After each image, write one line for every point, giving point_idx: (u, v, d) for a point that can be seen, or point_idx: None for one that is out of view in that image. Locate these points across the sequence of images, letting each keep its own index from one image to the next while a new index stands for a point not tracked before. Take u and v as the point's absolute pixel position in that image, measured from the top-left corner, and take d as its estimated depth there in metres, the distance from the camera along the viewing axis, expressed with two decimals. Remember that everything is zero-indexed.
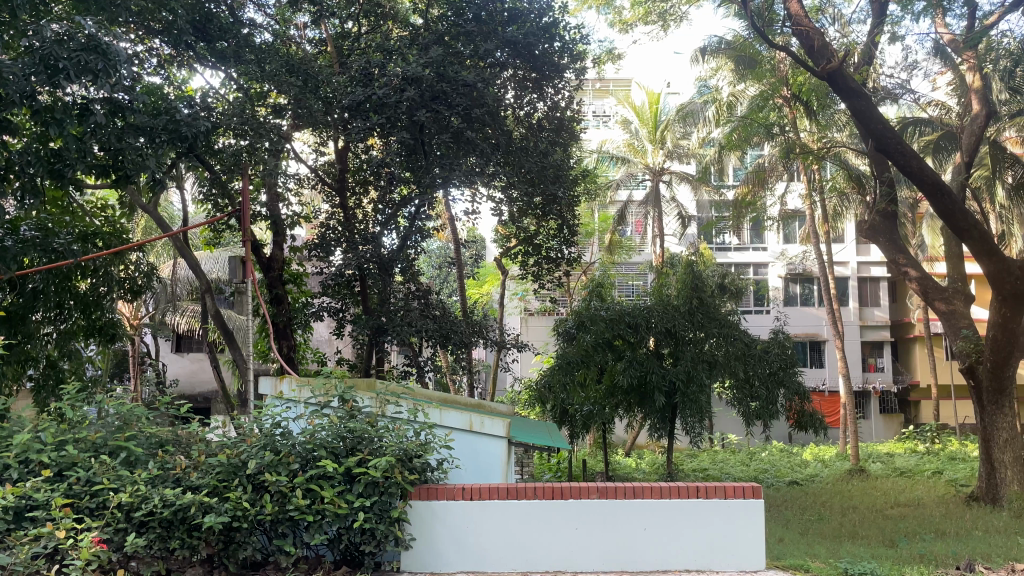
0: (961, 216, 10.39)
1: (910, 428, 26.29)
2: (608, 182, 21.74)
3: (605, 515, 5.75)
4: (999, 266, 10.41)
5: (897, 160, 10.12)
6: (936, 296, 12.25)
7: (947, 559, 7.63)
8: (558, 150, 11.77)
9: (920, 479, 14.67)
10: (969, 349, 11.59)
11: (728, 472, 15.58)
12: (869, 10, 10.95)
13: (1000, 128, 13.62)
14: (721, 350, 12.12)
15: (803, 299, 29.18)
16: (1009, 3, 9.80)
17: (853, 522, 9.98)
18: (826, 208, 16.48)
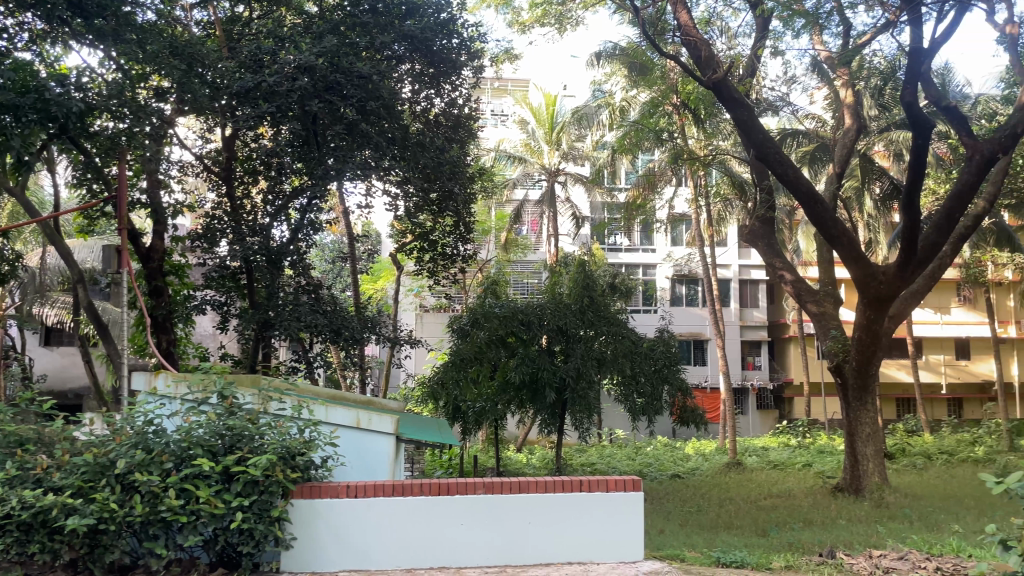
0: (832, 224, 10.98)
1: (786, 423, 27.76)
2: (504, 181, 21.89)
3: (491, 510, 5.80)
4: (865, 271, 11.00)
5: (775, 169, 10.61)
6: (809, 299, 12.98)
7: (813, 546, 8.09)
8: (454, 147, 11.78)
9: (792, 472, 15.53)
10: (836, 349, 12.34)
11: (614, 466, 16.03)
12: (753, 24, 11.45)
13: (869, 142, 14.56)
14: (609, 347, 12.46)
15: (689, 299, 30.41)
16: (879, 25, 10.46)
17: (730, 513, 10.45)
18: (711, 212, 17.16)
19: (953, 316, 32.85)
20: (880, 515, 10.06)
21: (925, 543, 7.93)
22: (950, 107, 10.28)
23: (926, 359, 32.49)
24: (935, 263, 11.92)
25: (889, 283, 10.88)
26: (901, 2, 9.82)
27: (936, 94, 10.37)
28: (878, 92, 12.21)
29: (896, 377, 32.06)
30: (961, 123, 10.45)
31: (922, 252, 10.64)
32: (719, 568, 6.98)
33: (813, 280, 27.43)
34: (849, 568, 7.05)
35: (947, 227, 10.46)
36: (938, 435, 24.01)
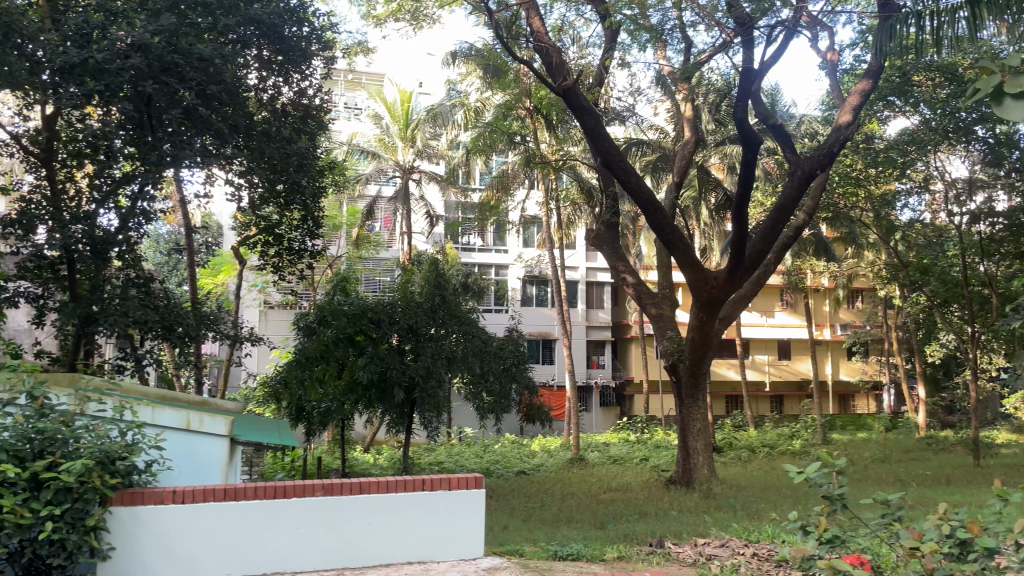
0: (670, 229, 11.55)
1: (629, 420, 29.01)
2: (357, 175, 21.51)
3: (329, 512, 5.68)
4: (699, 275, 11.69)
5: (619, 176, 11.04)
6: (648, 302, 13.60)
7: (646, 537, 8.50)
8: (303, 138, 11.46)
9: (631, 466, 16.28)
10: (672, 349, 13.03)
11: (462, 464, 16.14)
12: (603, 35, 11.86)
13: (706, 154, 15.50)
14: (460, 346, 12.50)
15: (539, 300, 31.16)
16: (717, 45, 11.11)
17: (571, 507, 10.76)
18: (561, 216, 17.65)
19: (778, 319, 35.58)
20: (707, 505, 10.69)
21: (745, 531, 8.51)
22: (776, 126, 11.09)
23: (754, 359, 34.93)
24: (760, 270, 12.82)
25: (720, 287, 11.58)
26: (735, 25, 10.45)
27: (764, 112, 11.12)
28: (714, 107, 12.99)
29: (727, 375, 34.29)
30: (786, 140, 11.28)
31: (749, 259, 11.40)
32: (555, 561, 7.19)
33: (654, 283, 28.83)
34: (676, 557, 7.45)
35: (772, 237, 11.25)
36: (762, 429, 25.92)
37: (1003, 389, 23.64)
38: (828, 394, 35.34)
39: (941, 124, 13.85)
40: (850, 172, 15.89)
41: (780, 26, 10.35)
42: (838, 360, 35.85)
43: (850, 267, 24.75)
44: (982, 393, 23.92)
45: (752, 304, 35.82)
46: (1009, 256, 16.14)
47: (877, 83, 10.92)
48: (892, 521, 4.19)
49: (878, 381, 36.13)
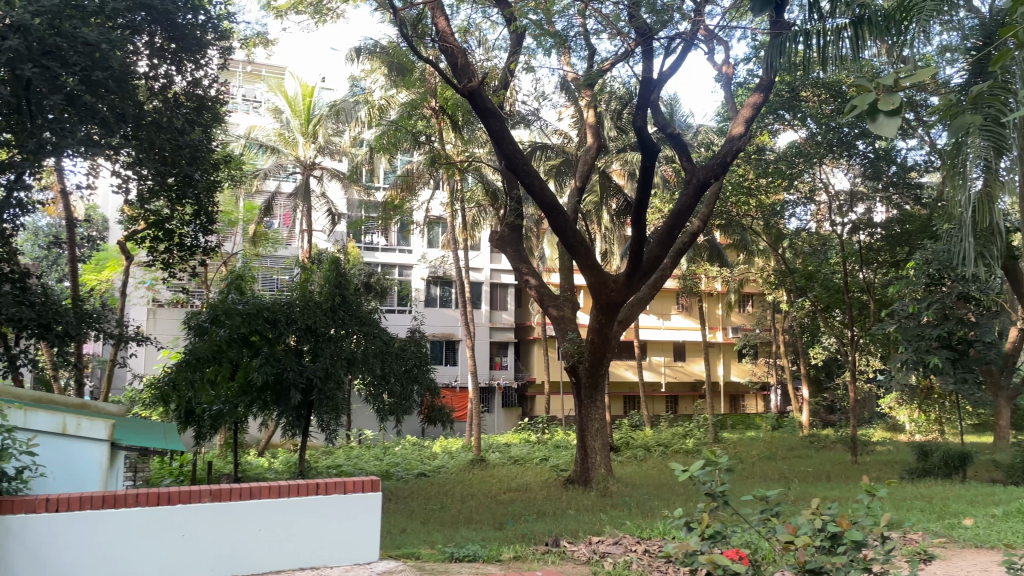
0: (572, 233, 11.70)
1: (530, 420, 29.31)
2: (255, 170, 20.89)
3: (218, 519, 5.49)
4: (599, 278, 11.90)
5: (523, 179, 11.12)
6: (550, 304, 13.79)
7: (543, 536, 8.61)
8: (197, 130, 11.03)
9: (531, 466, 16.46)
10: (572, 350, 13.22)
11: (361, 467, 15.90)
12: (508, 39, 11.92)
13: (608, 160, 15.82)
14: (361, 346, 12.40)
15: (443, 301, 31.09)
16: (619, 53, 11.35)
17: (470, 509, 10.77)
18: (466, 217, 17.64)
19: (675, 322, 36.73)
20: (603, 504, 10.92)
21: (638, 528, 8.74)
22: (674, 134, 11.41)
23: (651, 360, 35.95)
24: (658, 273, 13.17)
25: (619, 291, 11.85)
26: (636, 35, 10.70)
27: (663, 122, 11.45)
28: (617, 115, 13.25)
29: (626, 376, 35.12)
30: (683, 150, 11.63)
31: (647, 263, 11.68)
32: (451, 563, 7.19)
33: (556, 286, 29.29)
34: (571, 555, 7.58)
35: (668, 242, 11.59)
36: (659, 429, 26.67)
37: (878, 390, 25.13)
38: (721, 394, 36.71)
39: (826, 137, 14.59)
40: (743, 182, 16.64)
41: (679, 37, 10.64)
42: (730, 362, 37.29)
43: (741, 273, 25.79)
44: (860, 394, 25.40)
45: (650, 306, 36.80)
46: (885, 265, 17.19)
47: (768, 97, 11.40)
48: (770, 516, 4.38)
49: (766, 382, 37.78)
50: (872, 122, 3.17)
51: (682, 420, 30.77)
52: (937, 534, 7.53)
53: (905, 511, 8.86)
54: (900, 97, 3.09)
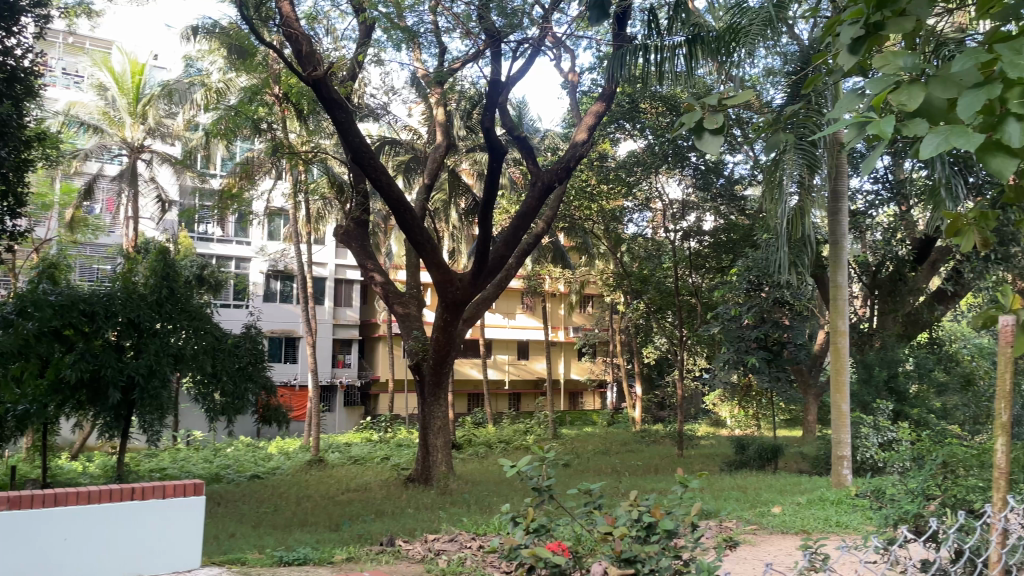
0: (419, 230, 11.61)
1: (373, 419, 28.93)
2: (74, 150, 19.31)
3: (17, 527, 5.02)
4: (444, 277, 11.87)
5: (369, 173, 10.91)
6: (395, 301, 13.68)
7: (378, 536, 8.50)
8: (6, 103, 10.02)
9: (371, 466, 16.24)
10: (416, 348, 13.12)
11: (188, 470, 15.04)
12: (357, 30, 11.70)
13: (456, 159, 15.88)
14: (189, 343, 11.79)
15: (283, 296, 30.10)
16: (469, 54, 11.40)
17: (306, 510, 10.47)
18: (309, 210, 17.13)
19: (518, 321, 37.47)
20: (442, 501, 10.95)
21: (473, 524, 8.84)
22: (521, 137, 11.59)
23: (495, 358, 36.48)
24: (503, 273, 13.33)
25: (464, 289, 11.88)
26: (486, 37, 10.80)
27: (510, 124, 11.60)
28: (466, 116, 13.33)
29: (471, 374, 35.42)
30: (529, 153, 11.82)
31: (492, 263, 11.80)
32: (278, 568, 6.94)
33: (402, 282, 29.09)
34: (406, 554, 7.53)
35: (513, 242, 11.76)
36: (501, 426, 27.12)
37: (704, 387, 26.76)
38: (562, 392, 37.82)
39: (662, 148, 15.34)
40: (586, 187, 17.27)
41: (528, 42, 10.83)
42: (570, 360, 38.54)
43: (582, 274, 26.69)
44: (688, 391, 26.97)
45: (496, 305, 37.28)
46: (712, 271, 18.35)
47: (609, 106, 11.83)
48: (592, 508, 4.55)
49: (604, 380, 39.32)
50: (699, 138, 3.44)
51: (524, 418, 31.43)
52: (748, 521, 8.13)
53: (723, 501, 9.49)
54: (721, 117, 3.37)
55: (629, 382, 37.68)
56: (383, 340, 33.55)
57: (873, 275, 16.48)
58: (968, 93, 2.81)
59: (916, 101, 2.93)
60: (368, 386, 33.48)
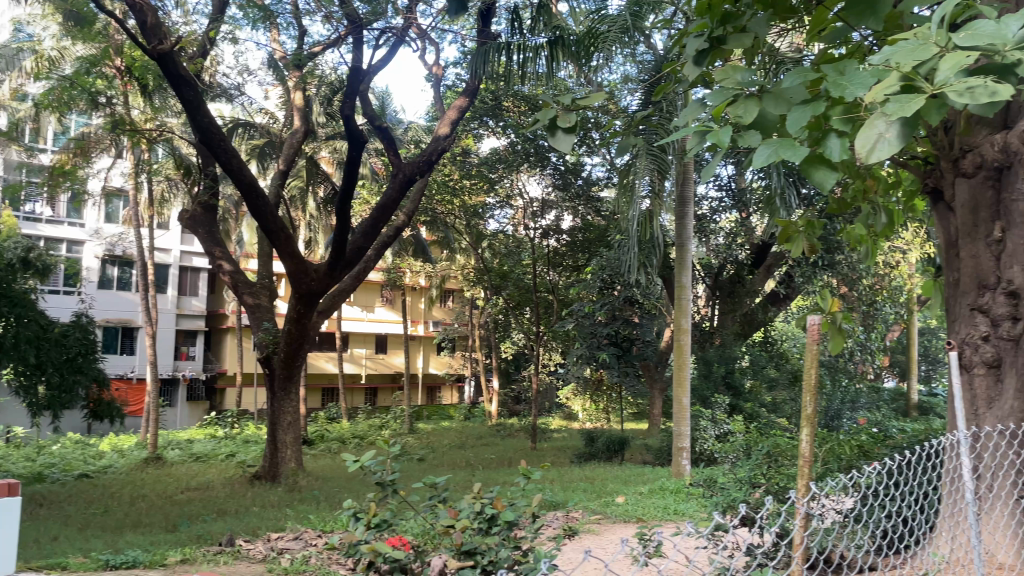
0: (272, 219, 11.18)
1: (217, 415, 27.64)
2: None
3: None
4: (298, 267, 11.52)
5: (218, 156, 10.41)
6: (245, 291, 13.14)
7: (218, 536, 8.13)
8: None
9: (214, 463, 15.50)
10: (267, 341, 12.62)
11: (5, 470, 13.78)
12: (210, 5, 11.10)
13: (315, 146, 15.46)
14: (9, 332, 10.80)
15: (120, 283, 28.38)
16: (330, 39, 11.09)
17: (140, 510, 9.86)
18: (152, 192, 16.12)
19: (376, 314, 36.95)
20: (290, 499, 10.64)
21: (319, 522, 8.65)
22: (382, 127, 11.40)
23: (352, 352, 35.78)
24: (361, 265, 13.07)
25: (319, 281, 11.58)
26: (347, 23, 10.55)
27: (372, 113, 11.38)
28: (326, 102, 12.99)
29: (326, 367, 34.64)
30: (390, 143, 11.63)
31: (349, 255, 11.57)
32: (103, 572, 6.49)
33: (252, 272, 27.95)
34: (246, 554, 7.24)
35: (372, 234, 11.56)
36: (354, 421, 26.65)
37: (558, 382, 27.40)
38: (420, 386, 37.66)
39: (524, 147, 15.70)
40: (448, 181, 17.29)
41: (390, 33, 10.69)
42: (429, 355, 38.47)
43: (442, 269, 26.67)
44: (542, 386, 27.48)
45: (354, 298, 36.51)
46: (568, 269, 18.88)
47: (473, 102, 11.86)
48: (437, 502, 4.54)
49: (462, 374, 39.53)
50: (551, 136, 4.55)
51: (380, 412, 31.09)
52: (593, 512, 8.41)
53: (571, 492, 9.76)
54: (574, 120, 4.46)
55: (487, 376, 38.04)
56: (232, 332, 32.15)
57: (715, 276, 17.36)
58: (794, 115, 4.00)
59: (750, 114, 4.17)
60: (214, 380, 31.99)
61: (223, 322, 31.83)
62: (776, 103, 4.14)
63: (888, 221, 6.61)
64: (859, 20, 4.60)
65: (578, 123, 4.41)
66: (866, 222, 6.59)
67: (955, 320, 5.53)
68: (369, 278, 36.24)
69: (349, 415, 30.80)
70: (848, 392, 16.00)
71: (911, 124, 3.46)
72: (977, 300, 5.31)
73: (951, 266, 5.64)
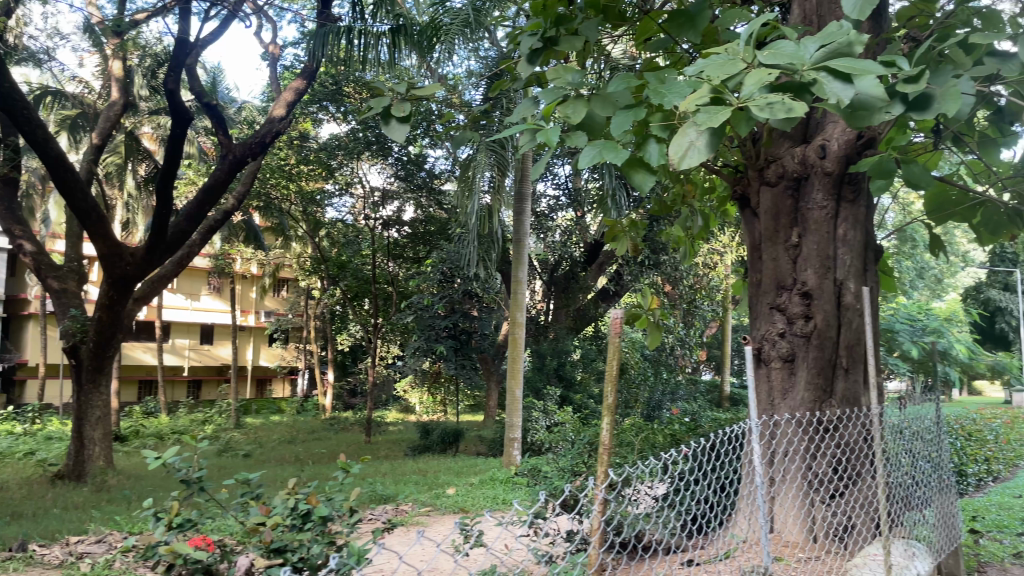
0: (82, 196, 10.30)
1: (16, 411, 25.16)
2: None
3: None
4: (111, 250, 10.70)
5: (21, 125, 9.42)
6: (49, 275, 12.08)
7: (8, 542, 7.39)
8: None
9: (11, 462, 14.08)
10: (74, 329, 11.60)
11: None
12: None
13: (136, 121, 14.44)
14: None
15: None
16: (155, 8, 10.37)
17: None
18: None
19: (202, 303, 35.05)
20: (98, 499, 9.88)
21: (127, 523, 8.09)
22: (211, 104, 10.76)
23: (173, 343, 33.69)
24: (184, 250, 12.34)
25: (136, 266, 10.85)
26: None
27: (199, 90, 10.75)
28: (150, 76, 12.17)
29: (143, 359, 32.52)
30: (220, 122, 11.02)
31: (171, 238, 10.91)
32: None
33: (59, 254, 25.71)
34: (38, 559, 6.65)
35: (197, 218, 10.93)
36: (174, 415, 25.16)
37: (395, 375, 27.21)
38: (249, 379, 36.33)
39: (365, 134, 15.31)
40: (283, 166, 16.79)
41: (223, 8, 10.16)
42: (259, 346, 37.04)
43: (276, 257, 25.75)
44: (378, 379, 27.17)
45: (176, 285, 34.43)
46: (409, 261, 18.79)
47: (310, 85, 11.50)
48: (250, 499, 4.31)
49: (296, 367, 38.44)
50: (385, 124, 4.63)
51: (205, 407, 29.54)
52: (424, 503, 8.44)
53: (402, 485, 9.73)
54: (406, 109, 4.60)
55: (321, 369, 37.18)
56: (35, 319, 29.46)
57: (550, 271, 17.63)
58: (617, 116, 4.19)
59: (578, 115, 4.26)
60: (13, 371, 29.14)
61: (24, 308, 29.12)
62: (603, 105, 4.29)
63: (702, 225, 7.04)
64: (680, 31, 5.00)
65: (411, 114, 4.53)
66: (685, 224, 6.94)
67: (757, 317, 5.97)
68: (194, 264, 34.34)
69: (170, 410, 29.08)
70: (668, 384, 17.07)
71: (718, 133, 3.67)
72: (776, 299, 5.76)
73: (754, 267, 6.08)
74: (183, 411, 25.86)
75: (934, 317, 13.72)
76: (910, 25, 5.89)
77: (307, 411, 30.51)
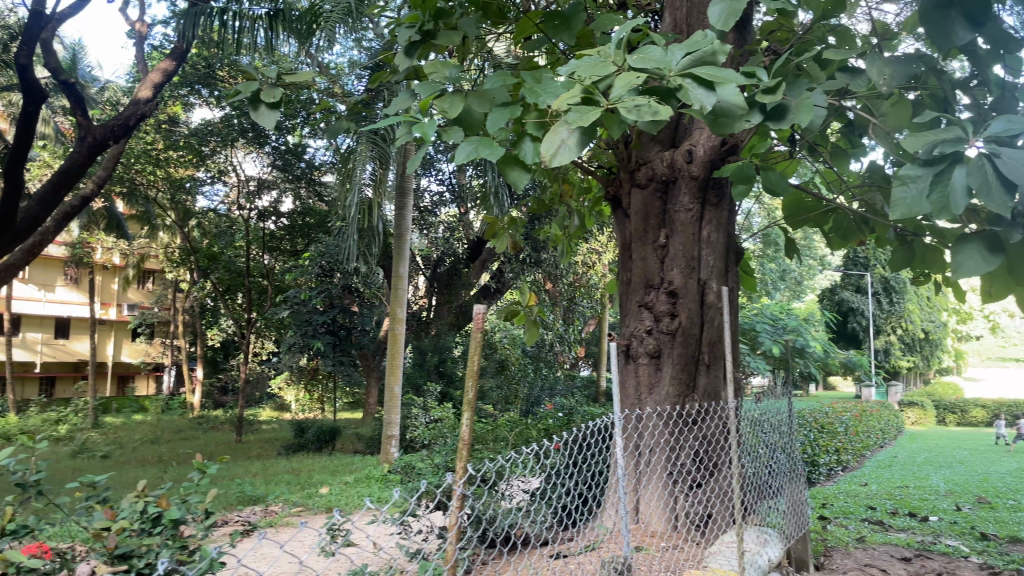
0: None
1: None
2: None
3: None
4: None
5: None
6: None
7: None
8: None
9: None
10: None
11: None
12: None
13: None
14: None
15: None
16: None
17: None
18: None
19: (57, 295, 32.83)
20: None
21: None
22: (69, 81, 10.06)
23: (23, 337, 31.65)
24: (37, 237, 11.46)
25: None
26: None
27: (56, 66, 10.03)
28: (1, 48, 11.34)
29: None
30: (79, 101, 10.34)
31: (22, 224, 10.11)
32: None
33: None
34: None
35: (52, 202, 10.18)
36: (23, 415, 23.42)
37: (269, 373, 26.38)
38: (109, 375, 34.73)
39: (239, 120, 14.79)
40: (150, 150, 16.11)
41: None
42: (121, 341, 35.37)
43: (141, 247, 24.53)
44: (250, 376, 26.28)
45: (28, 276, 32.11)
46: (285, 254, 18.30)
47: (179, 66, 11.14)
48: (95, 502, 3.92)
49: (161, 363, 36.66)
50: (254, 110, 4.45)
51: (59, 406, 27.64)
52: (294, 504, 8.26)
53: (272, 485, 9.45)
54: (275, 96, 4.45)
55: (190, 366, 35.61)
56: None
57: (433, 267, 17.51)
58: (494, 111, 4.15)
59: (455, 110, 4.24)
60: None
61: None
62: (480, 102, 4.26)
63: (580, 224, 7.11)
64: (557, 33, 5.05)
65: (281, 100, 4.39)
66: (562, 223, 7.01)
67: (626, 315, 6.13)
68: (49, 253, 32.12)
69: (21, 411, 27.13)
70: (547, 380, 17.53)
71: (590, 132, 3.70)
72: (644, 298, 5.93)
73: (625, 266, 6.25)
74: (36, 411, 24.16)
75: (794, 316, 14.54)
76: (772, 38, 6.18)
77: (173, 410, 29.05)
